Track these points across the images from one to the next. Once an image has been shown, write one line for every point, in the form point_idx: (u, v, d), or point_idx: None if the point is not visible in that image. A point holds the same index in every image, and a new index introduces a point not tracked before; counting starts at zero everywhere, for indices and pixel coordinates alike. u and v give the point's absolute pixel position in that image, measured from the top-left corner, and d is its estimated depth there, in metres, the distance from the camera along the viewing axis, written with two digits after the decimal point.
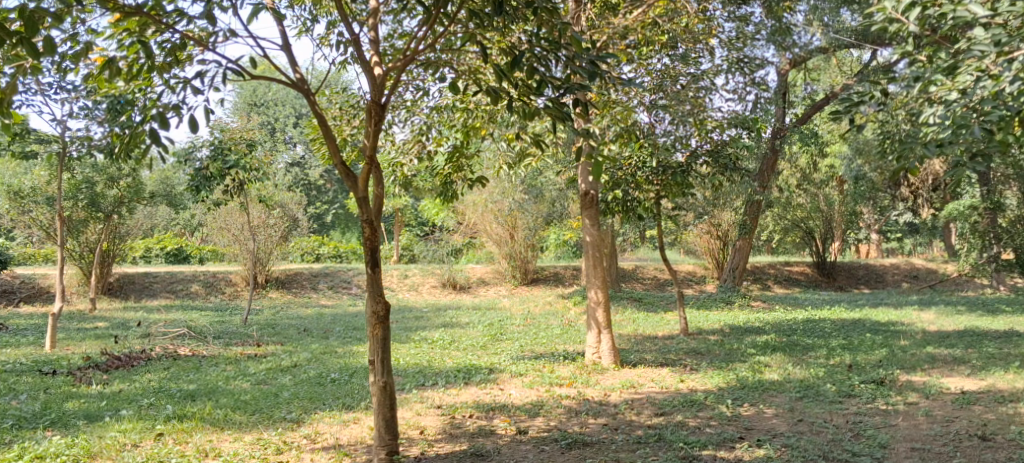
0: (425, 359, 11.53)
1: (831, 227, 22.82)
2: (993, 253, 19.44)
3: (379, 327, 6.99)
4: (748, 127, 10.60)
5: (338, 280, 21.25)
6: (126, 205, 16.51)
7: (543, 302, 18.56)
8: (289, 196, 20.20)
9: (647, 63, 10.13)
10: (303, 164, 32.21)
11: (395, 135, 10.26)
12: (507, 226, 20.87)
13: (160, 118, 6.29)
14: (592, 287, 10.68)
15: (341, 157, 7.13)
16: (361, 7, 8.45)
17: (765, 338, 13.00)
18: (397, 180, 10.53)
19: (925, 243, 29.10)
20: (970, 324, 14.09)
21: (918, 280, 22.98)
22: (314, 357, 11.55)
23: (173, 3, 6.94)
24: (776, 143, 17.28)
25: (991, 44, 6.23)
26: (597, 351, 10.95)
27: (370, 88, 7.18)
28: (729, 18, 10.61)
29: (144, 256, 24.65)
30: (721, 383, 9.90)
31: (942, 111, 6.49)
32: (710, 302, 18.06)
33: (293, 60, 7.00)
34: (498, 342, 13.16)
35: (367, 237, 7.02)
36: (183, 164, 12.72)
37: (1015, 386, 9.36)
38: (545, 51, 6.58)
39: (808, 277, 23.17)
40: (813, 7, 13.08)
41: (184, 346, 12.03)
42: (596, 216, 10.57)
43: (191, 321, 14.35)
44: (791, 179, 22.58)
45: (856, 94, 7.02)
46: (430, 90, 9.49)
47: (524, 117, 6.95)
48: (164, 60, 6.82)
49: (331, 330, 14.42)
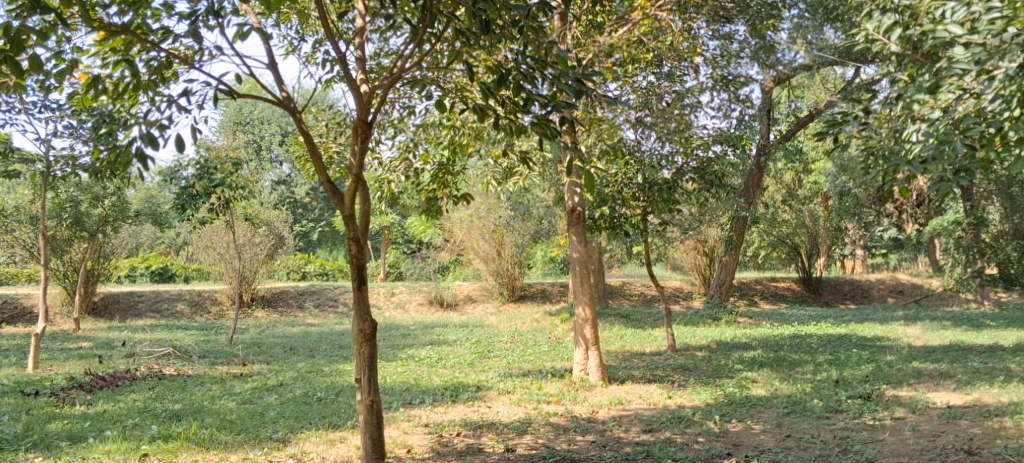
0: (412, 377, 11.49)
1: (816, 243, 22.89)
2: (977, 268, 19.40)
3: (365, 345, 6.98)
4: (734, 144, 10.54)
5: (323, 298, 21.16)
6: (111, 224, 16.45)
7: (530, 319, 18.54)
8: (275, 214, 20.14)
9: (633, 81, 10.24)
10: (289, 181, 32.34)
11: (381, 153, 10.28)
12: (494, 243, 20.88)
13: (147, 137, 6.26)
14: (579, 304, 10.72)
15: (328, 174, 7.11)
16: (348, 26, 8.47)
17: (752, 354, 13.03)
18: (384, 197, 10.58)
19: (910, 258, 29.34)
20: (955, 338, 14.15)
21: (904, 295, 23.09)
22: (300, 376, 11.49)
23: (159, 21, 6.92)
24: (761, 160, 17.42)
25: (971, 63, 6.26)
26: (585, 368, 10.94)
27: (357, 106, 7.17)
28: (714, 37, 10.71)
29: (129, 275, 24.52)
30: (709, 399, 9.89)
31: (925, 128, 6.55)
32: (698, 319, 18.07)
33: (281, 79, 7.00)
34: (485, 359, 13.14)
35: (353, 255, 6.99)
36: (169, 183, 12.72)
37: (1000, 400, 9.39)
38: (531, 69, 6.61)
39: (795, 292, 23.21)
40: (797, 25, 12.95)
41: (169, 366, 11.94)
42: (583, 233, 10.61)
43: (176, 341, 14.24)
44: (776, 195, 22.73)
45: (839, 115, 7.12)
46: (417, 107, 9.52)
47: (510, 134, 7.00)
48: (149, 79, 6.81)
49: (318, 348, 14.37)
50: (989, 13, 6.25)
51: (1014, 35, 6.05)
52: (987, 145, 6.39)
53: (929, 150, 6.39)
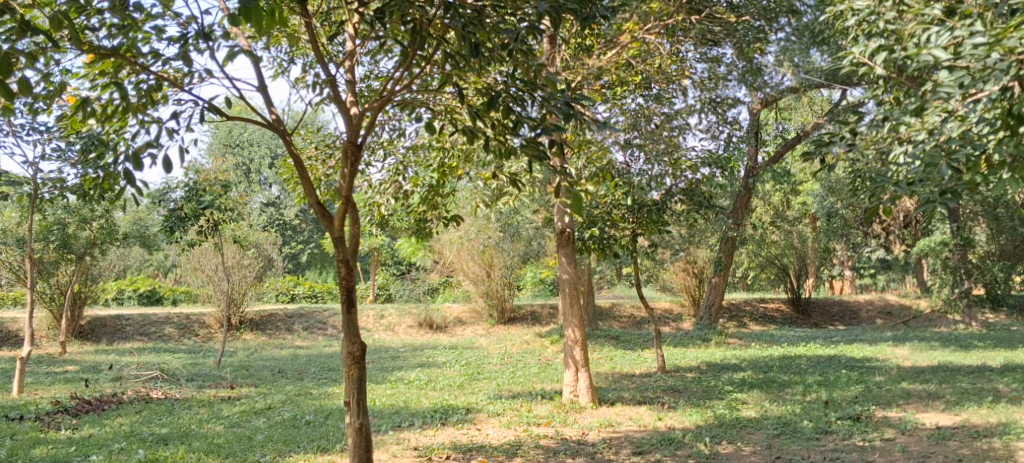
0: (401, 399, 11.43)
1: (805, 264, 22.99)
2: (965, 288, 19.66)
3: (354, 367, 6.95)
4: (722, 166, 10.51)
5: (312, 321, 21.05)
6: (98, 247, 16.40)
7: (520, 341, 18.50)
8: (264, 236, 20.10)
9: (622, 102, 10.34)
10: (278, 203, 32.30)
11: (371, 175, 10.33)
12: (484, 265, 20.89)
13: (135, 160, 6.26)
14: (569, 325, 10.72)
15: (317, 196, 7.10)
16: (339, 49, 8.52)
17: (742, 375, 13.03)
18: (373, 219, 10.59)
19: (898, 279, 29.49)
20: (943, 359, 14.19)
21: (892, 316, 23.15)
22: (288, 399, 11.43)
23: (149, 44, 6.92)
24: (749, 182, 17.67)
25: (955, 86, 6.31)
26: (575, 389, 10.90)
27: (346, 128, 7.16)
28: (701, 59, 10.76)
29: (117, 297, 24.38)
30: (699, 421, 9.88)
31: (912, 150, 6.66)
32: (688, 340, 18.07)
33: (270, 101, 7.00)
34: (475, 381, 13.09)
35: (342, 277, 6.97)
36: (158, 206, 12.69)
37: (989, 421, 9.40)
38: (521, 91, 6.63)
39: (784, 314, 23.18)
40: (784, 48, 13.06)
41: (156, 389, 11.86)
42: (573, 254, 10.63)
43: (164, 364, 14.14)
44: (764, 217, 22.84)
45: (826, 136, 7.14)
46: (407, 129, 9.57)
47: (500, 156, 7.03)
48: (138, 102, 6.79)
49: (306, 371, 14.30)
50: (973, 37, 6.28)
51: (998, 60, 6.06)
52: (973, 168, 6.42)
53: (916, 173, 6.41)
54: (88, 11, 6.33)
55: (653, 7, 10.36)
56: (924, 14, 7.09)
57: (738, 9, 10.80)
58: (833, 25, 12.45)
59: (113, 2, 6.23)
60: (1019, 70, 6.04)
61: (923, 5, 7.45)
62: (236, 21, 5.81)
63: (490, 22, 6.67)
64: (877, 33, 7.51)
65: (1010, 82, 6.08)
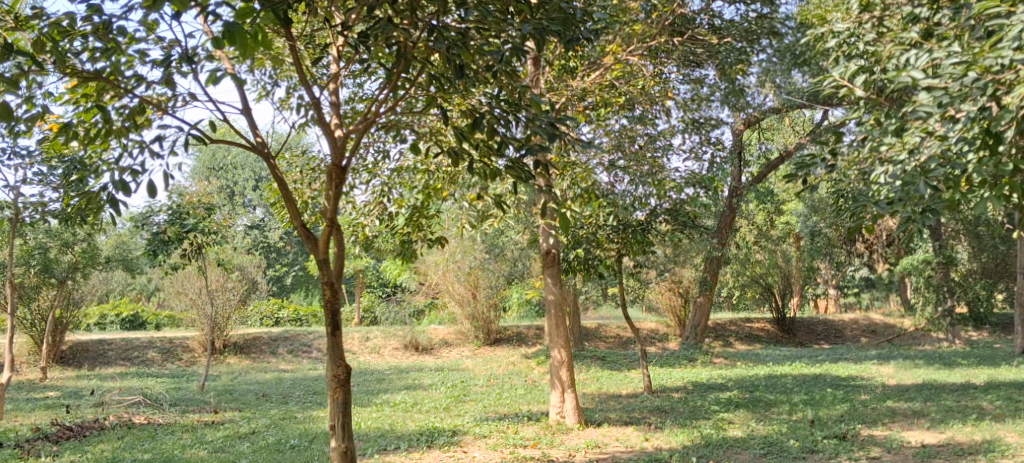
0: (387, 422, 11.37)
1: (789, 283, 23.05)
2: (948, 307, 19.75)
3: (339, 390, 6.91)
4: (706, 186, 10.53)
5: (297, 344, 20.93)
6: (81, 270, 16.32)
7: (506, 362, 18.46)
8: (248, 259, 20.05)
9: (605, 124, 10.36)
10: (262, 225, 32.18)
11: (355, 197, 10.34)
12: (469, 286, 20.86)
13: (117, 184, 6.24)
14: (555, 346, 10.72)
15: (301, 219, 7.08)
16: (323, 71, 8.51)
17: (728, 395, 13.04)
18: (358, 241, 10.57)
19: (882, 297, 29.66)
20: (928, 377, 14.24)
21: (876, 335, 23.25)
22: (273, 423, 11.36)
23: (133, 67, 6.92)
24: (734, 201, 17.79)
25: (934, 105, 6.27)
26: (561, 411, 10.85)
27: (330, 150, 7.15)
28: (684, 81, 10.84)
29: (99, 322, 24.20)
30: (686, 441, 9.87)
31: (892, 170, 6.65)
32: (674, 360, 18.08)
33: (254, 123, 6.99)
34: (461, 403, 13.03)
35: (327, 299, 6.94)
36: (141, 229, 12.65)
37: (974, 439, 9.42)
38: (504, 112, 6.66)
39: (770, 333, 23.18)
40: (766, 70, 13.29)
41: (139, 414, 11.75)
42: (558, 275, 10.66)
43: (147, 389, 14.01)
44: (748, 236, 22.93)
45: (809, 157, 7.23)
46: (391, 151, 9.57)
47: (485, 177, 7.06)
48: (121, 125, 6.76)
49: (291, 394, 14.22)
50: (950, 58, 6.34)
51: (975, 78, 6.14)
52: (952, 188, 6.43)
53: (897, 193, 6.44)
54: (71, 35, 6.31)
55: (636, 29, 10.43)
56: (903, 35, 7.22)
57: (720, 30, 10.80)
58: (814, 46, 12.55)
59: (96, 26, 6.22)
60: (996, 89, 6.13)
61: (902, 27, 7.58)
62: (219, 44, 5.80)
63: (474, 44, 6.68)
64: (856, 55, 7.69)
65: (987, 102, 6.14)
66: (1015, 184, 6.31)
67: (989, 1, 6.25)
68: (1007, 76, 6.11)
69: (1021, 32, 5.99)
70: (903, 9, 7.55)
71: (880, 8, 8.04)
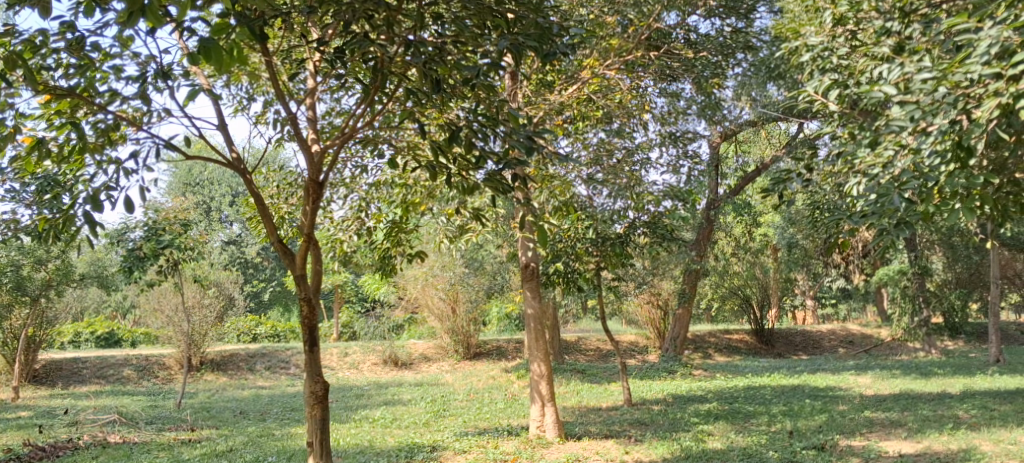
0: (366, 438, 11.31)
1: (767, 295, 23.10)
2: (924, 317, 19.81)
3: (317, 407, 6.87)
4: (684, 199, 10.58)
5: (274, 360, 20.81)
6: (56, 288, 16.17)
7: (486, 376, 18.41)
8: (225, 275, 19.91)
9: (583, 137, 10.41)
10: (239, 241, 32.00)
11: (333, 212, 10.29)
12: (448, 301, 20.85)
13: (92, 201, 6.18)
14: (534, 360, 10.73)
15: (278, 235, 7.05)
16: (300, 87, 8.49)
17: (708, 407, 13.08)
18: (336, 256, 10.51)
19: (859, 309, 29.95)
20: (904, 387, 14.35)
21: (854, 345, 23.41)
22: (250, 440, 11.27)
23: (106, 83, 6.86)
24: (711, 213, 17.95)
25: (906, 119, 6.41)
26: (541, 425, 10.83)
27: (308, 166, 7.13)
28: (661, 94, 10.88)
29: (73, 341, 23.90)
30: (666, 453, 9.87)
31: (867, 184, 6.65)
32: (653, 372, 18.09)
33: (230, 139, 6.96)
34: (441, 418, 12.99)
35: (304, 316, 6.91)
36: (116, 246, 12.56)
37: (950, 448, 9.49)
38: (483, 127, 6.64)
39: (748, 344, 23.28)
40: (742, 83, 13.50)
41: (114, 433, 11.61)
42: (537, 289, 10.67)
43: (122, 407, 13.84)
44: (726, 247, 23.06)
45: (784, 172, 7.31)
46: (369, 166, 9.55)
47: (464, 191, 7.03)
48: (95, 142, 6.71)
49: (269, 411, 14.10)
50: (920, 73, 6.38)
51: (946, 93, 6.25)
52: (926, 199, 6.46)
53: (872, 206, 6.45)
54: (44, 52, 6.26)
55: (613, 43, 10.32)
56: (876, 50, 7.31)
57: (696, 44, 10.82)
58: (788, 60, 12.62)
59: (69, 42, 6.16)
60: (966, 104, 6.18)
61: (874, 41, 7.69)
62: (195, 60, 5.76)
63: (451, 59, 6.68)
64: (830, 68, 7.76)
65: (958, 116, 6.19)
66: (985, 196, 6.33)
67: (958, 18, 6.31)
68: (977, 90, 6.16)
69: (989, 47, 6.07)
70: (874, 23, 7.66)
71: (854, 22, 8.15)
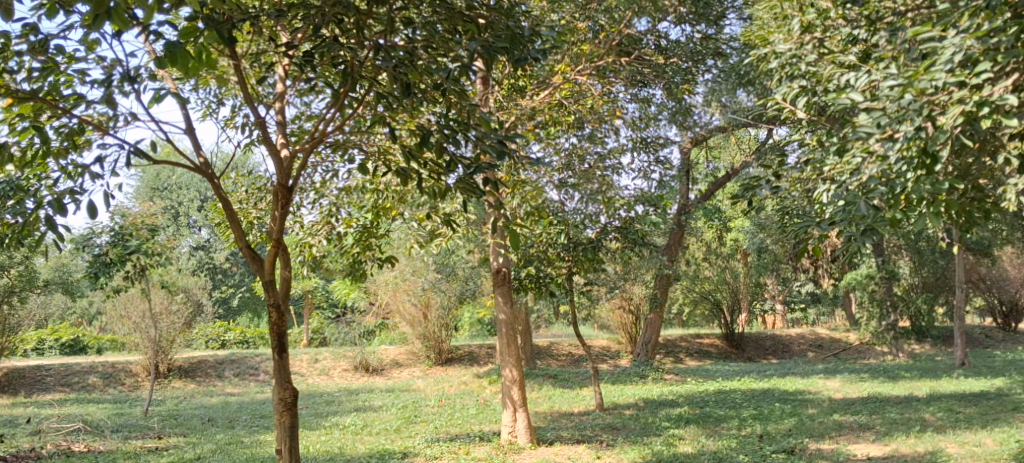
0: (336, 445, 11.22)
1: (737, 299, 23.27)
2: (891, 321, 20.07)
3: (286, 414, 6.80)
4: (655, 204, 10.63)
5: (243, 366, 20.66)
6: (19, 295, 15.91)
7: (458, 381, 18.38)
8: (193, 281, 19.71)
9: (555, 142, 10.49)
10: (208, 246, 31.70)
11: (303, 217, 10.23)
12: (419, 307, 20.81)
13: (55, 206, 6.09)
14: (506, 365, 10.69)
15: (246, 240, 6.97)
16: (268, 90, 8.42)
17: (679, 411, 13.13)
18: (306, 261, 10.45)
19: (828, 313, 30.23)
20: (872, 390, 14.49)
21: (823, 349, 23.63)
22: (219, 448, 11.15)
23: (71, 86, 6.77)
24: (682, 218, 18.05)
25: (873, 126, 6.43)
26: (513, 430, 10.80)
27: (276, 171, 7.07)
28: (631, 100, 10.92)
29: (37, 348, 23.50)
30: (636, 458, 9.87)
31: (835, 190, 6.70)
32: (625, 377, 18.12)
33: (198, 143, 6.88)
34: (412, 424, 12.93)
35: (273, 322, 6.85)
36: (82, 251, 12.41)
37: (917, 450, 9.58)
38: (455, 131, 6.61)
39: (718, 348, 23.41)
40: (712, 89, 13.58)
41: (79, 442, 11.44)
42: (509, 294, 10.64)
43: (87, 415, 13.64)
44: (697, 253, 23.17)
45: (753, 179, 7.38)
46: (340, 170, 9.50)
47: (435, 195, 6.98)
48: (59, 146, 6.61)
49: (238, 418, 13.96)
50: (887, 80, 6.36)
51: (911, 100, 6.24)
52: (892, 206, 6.51)
53: (839, 212, 6.51)
54: (6, 55, 6.16)
55: (584, 48, 10.45)
56: (842, 58, 7.37)
57: (667, 51, 10.84)
58: (757, 67, 12.72)
59: (32, 45, 6.07)
60: (930, 111, 6.23)
61: (841, 48, 7.79)
62: (161, 64, 5.69)
63: (422, 63, 6.66)
64: (798, 75, 7.82)
65: (923, 122, 6.19)
66: (950, 202, 6.40)
67: (923, 26, 6.33)
68: (941, 97, 6.21)
69: (953, 55, 6.10)
70: (841, 31, 7.75)
71: (821, 29, 8.22)
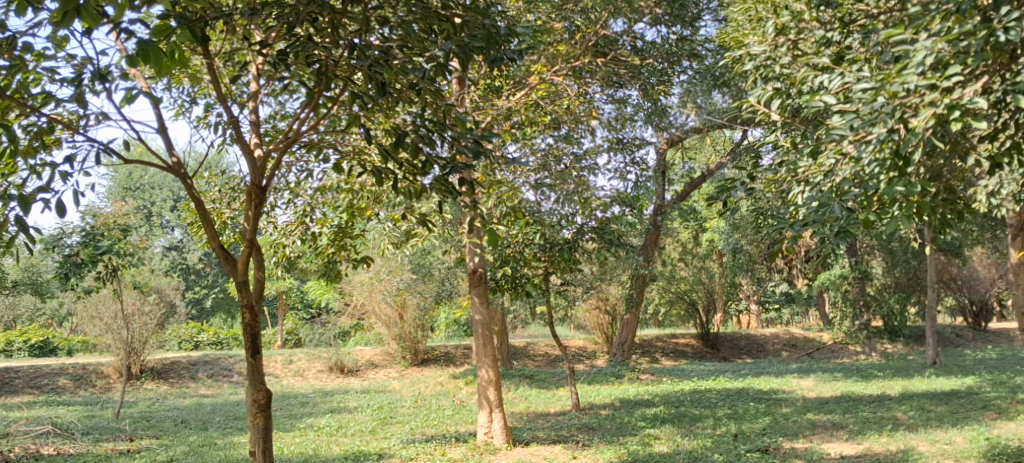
0: (311, 447, 11.15)
1: (712, 299, 23.38)
2: (864, 321, 20.27)
3: (259, 416, 6.74)
4: (631, 204, 10.61)
5: (217, 368, 20.49)
6: None
7: (434, 382, 18.33)
8: (165, 281, 19.52)
9: (532, 142, 10.48)
10: (181, 247, 31.39)
11: (277, 217, 10.16)
12: (395, 308, 20.75)
13: (23, 205, 5.99)
14: (482, 366, 10.66)
15: (219, 240, 6.90)
16: (242, 89, 8.36)
17: (654, 411, 13.17)
18: (280, 261, 10.38)
19: (802, 313, 30.43)
20: (845, 389, 14.61)
21: (797, 349, 23.79)
22: (191, 450, 11.05)
23: (40, 84, 6.67)
24: (658, 219, 18.11)
25: (847, 128, 6.55)
26: (489, 431, 10.77)
27: (250, 171, 7.00)
28: (608, 101, 10.93)
29: (6, 350, 23.18)
30: (613, 458, 9.87)
31: (809, 191, 6.85)
32: (601, 377, 18.15)
33: (170, 143, 6.80)
34: (387, 425, 12.88)
35: (247, 323, 6.78)
36: (52, 252, 12.24)
37: (890, 448, 9.66)
38: (430, 131, 6.57)
39: (694, 348, 23.51)
40: (688, 90, 13.62)
41: (48, 445, 11.29)
42: (485, 294, 10.63)
43: (57, 418, 13.46)
44: (673, 253, 23.25)
45: (728, 180, 7.44)
46: (315, 170, 9.44)
47: (411, 195, 6.94)
48: (29, 145, 6.51)
49: (211, 420, 13.84)
50: (860, 83, 6.43)
51: (884, 103, 6.25)
52: (865, 207, 6.57)
53: (813, 213, 6.58)
54: None
55: (560, 49, 10.39)
56: (815, 60, 7.35)
57: (643, 52, 10.91)
58: (732, 68, 12.77)
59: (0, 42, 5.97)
60: (903, 113, 6.22)
61: (814, 50, 7.83)
62: (133, 62, 5.61)
63: (398, 63, 6.62)
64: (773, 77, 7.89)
65: (896, 125, 6.19)
66: (922, 202, 6.47)
67: (895, 28, 6.32)
68: (914, 99, 6.23)
69: (925, 57, 6.08)
70: (814, 33, 7.81)
71: (794, 31, 8.18)
